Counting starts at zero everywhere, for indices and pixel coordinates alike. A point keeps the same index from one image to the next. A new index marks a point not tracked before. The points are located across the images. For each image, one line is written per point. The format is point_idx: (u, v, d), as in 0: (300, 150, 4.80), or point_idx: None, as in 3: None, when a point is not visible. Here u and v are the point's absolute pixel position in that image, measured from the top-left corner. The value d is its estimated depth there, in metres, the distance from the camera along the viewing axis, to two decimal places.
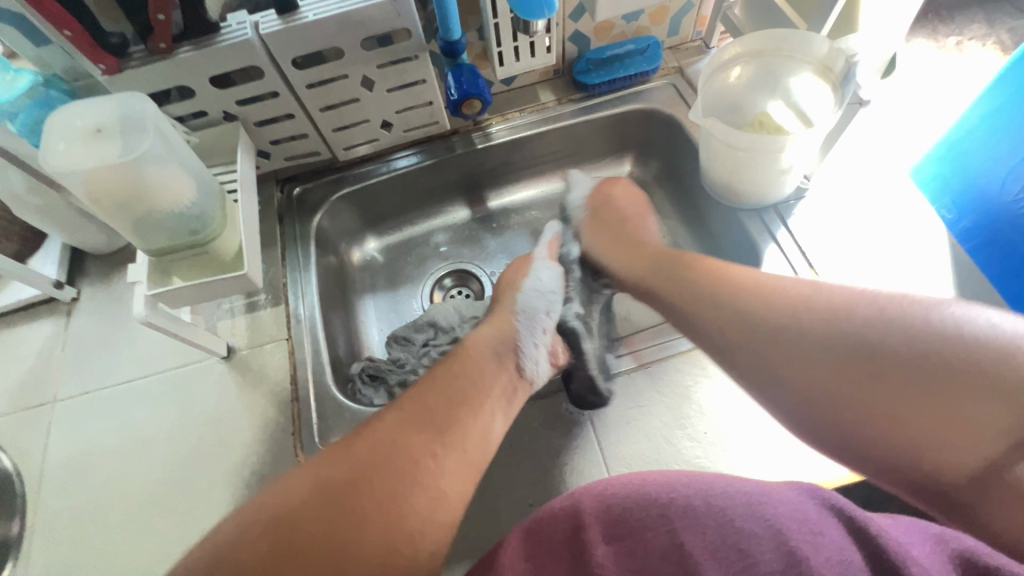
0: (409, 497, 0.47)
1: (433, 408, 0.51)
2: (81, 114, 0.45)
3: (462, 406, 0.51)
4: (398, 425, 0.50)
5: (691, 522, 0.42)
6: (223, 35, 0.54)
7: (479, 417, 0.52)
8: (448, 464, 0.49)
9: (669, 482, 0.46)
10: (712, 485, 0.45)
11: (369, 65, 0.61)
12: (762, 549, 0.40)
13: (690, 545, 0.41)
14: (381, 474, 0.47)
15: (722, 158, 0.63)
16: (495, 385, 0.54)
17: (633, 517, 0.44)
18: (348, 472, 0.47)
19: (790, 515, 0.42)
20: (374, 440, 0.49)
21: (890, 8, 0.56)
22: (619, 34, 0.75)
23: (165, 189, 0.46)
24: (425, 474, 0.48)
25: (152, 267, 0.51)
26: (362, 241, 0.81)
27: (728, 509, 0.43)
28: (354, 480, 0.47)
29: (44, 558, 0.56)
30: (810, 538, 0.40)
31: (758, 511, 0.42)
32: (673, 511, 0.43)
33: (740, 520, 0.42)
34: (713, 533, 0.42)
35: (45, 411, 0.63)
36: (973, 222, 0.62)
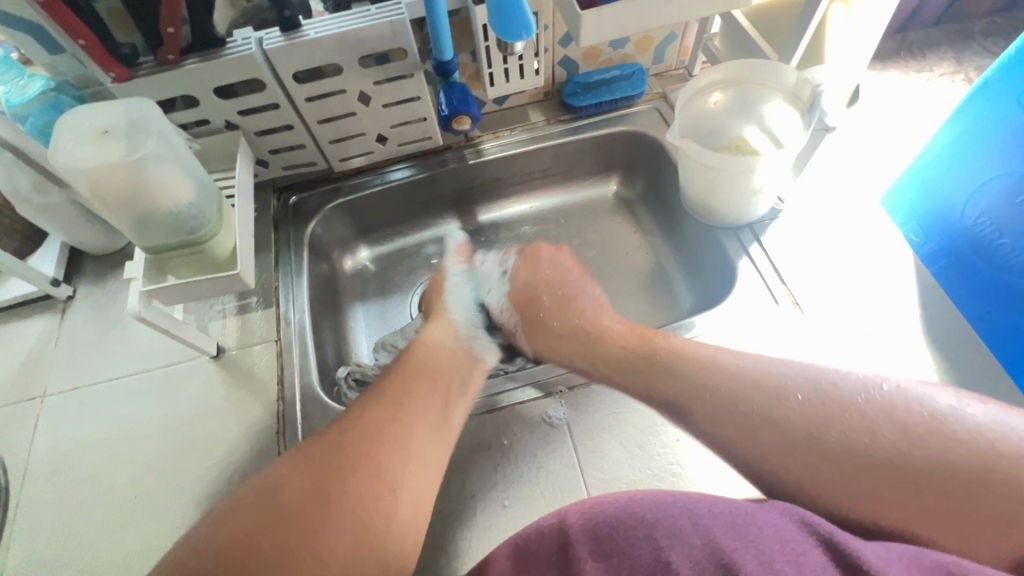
0: (387, 458, 0.48)
1: (400, 390, 0.54)
2: (89, 116, 0.48)
3: (427, 381, 0.56)
4: (367, 410, 0.51)
5: (678, 541, 0.39)
6: (228, 49, 0.57)
7: (441, 399, 0.55)
8: (416, 430, 0.50)
9: (656, 503, 0.43)
10: (699, 506, 0.42)
11: (366, 81, 0.64)
12: (746, 561, 0.36)
13: (676, 563, 0.38)
14: (355, 449, 0.47)
15: (699, 178, 0.66)
16: (452, 370, 0.59)
17: (621, 534, 0.41)
18: (323, 454, 0.47)
19: (774, 536, 0.38)
20: (347, 423, 0.50)
21: (852, 42, 0.61)
22: (606, 61, 0.80)
23: (167, 190, 0.48)
24: (396, 440, 0.49)
25: (148, 264, 0.54)
26: (354, 250, 0.83)
27: (713, 527, 0.39)
28: (333, 449, 0.47)
29: (23, 550, 0.57)
30: (793, 559, 0.36)
31: (745, 532, 0.39)
32: (659, 531, 0.40)
33: (725, 539, 0.38)
34: (701, 552, 0.38)
35: (34, 406, 0.64)
36: (937, 245, 0.65)
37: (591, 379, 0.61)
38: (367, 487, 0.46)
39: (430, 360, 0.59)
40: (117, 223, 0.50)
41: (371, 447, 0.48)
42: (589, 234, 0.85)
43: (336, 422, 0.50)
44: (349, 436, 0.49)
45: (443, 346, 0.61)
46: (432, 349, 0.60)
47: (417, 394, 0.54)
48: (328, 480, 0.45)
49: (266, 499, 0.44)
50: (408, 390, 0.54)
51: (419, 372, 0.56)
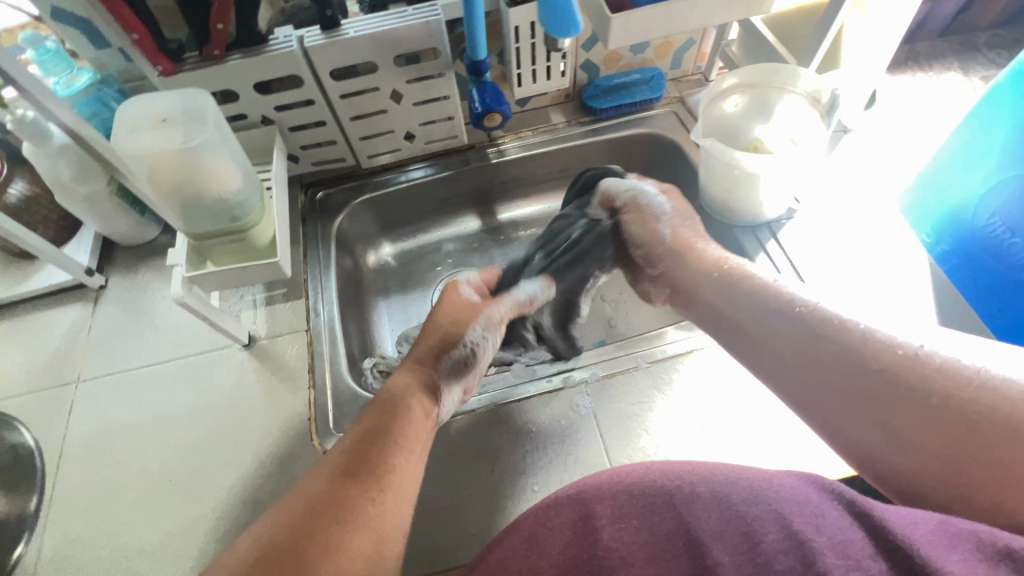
0: (352, 540, 0.42)
1: (364, 458, 0.47)
2: (146, 104, 0.49)
3: (391, 444, 0.49)
4: (330, 479, 0.46)
5: (695, 507, 0.42)
6: (271, 46, 0.59)
7: (408, 461, 0.49)
8: (390, 506, 0.46)
9: (671, 469, 0.45)
10: (717, 473, 0.44)
11: (399, 80, 0.67)
12: (767, 531, 0.39)
13: (696, 528, 0.40)
14: (321, 524, 0.42)
15: (720, 178, 0.69)
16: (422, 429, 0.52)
17: (643, 501, 0.43)
18: (287, 530, 0.42)
19: (791, 498, 0.41)
20: (309, 497, 0.44)
21: (869, 48, 0.64)
22: (626, 65, 0.82)
23: (218, 178, 0.50)
24: (370, 518, 0.44)
25: (190, 250, 0.55)
26: (377, 245, 0.85)
27: (732, 493, 0.42)
28: (302, 520, 0.42)
29: (60, 530, 0.58)
30: (811, 519, 0.38)
31: (762, 496, 0.41)
32: (677, 497, 0.43)
33: (743, 504, 0.41)
34: (718, 519, 0.41)
35: (68, 391, 0.65)
36: (949, 245, 0.67)
37: (616, 371, 0.63)
38: (340, 553, 0.41)
39: (406, 425, 0.51)
40: (166, 209, 0.52)
41: (345, 521, 0.43)
42: None
43: (297, 492, 0.45)
44: (324, 502, 0.44)
45: (415, 390, 0.54)
46: (404, 391, 0.53)
47: (395, 457, 0.48)
48: (295, 555, 0.40)
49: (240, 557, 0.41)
50: (385, 456, 0.48)
51: (396, 429, 0.50)
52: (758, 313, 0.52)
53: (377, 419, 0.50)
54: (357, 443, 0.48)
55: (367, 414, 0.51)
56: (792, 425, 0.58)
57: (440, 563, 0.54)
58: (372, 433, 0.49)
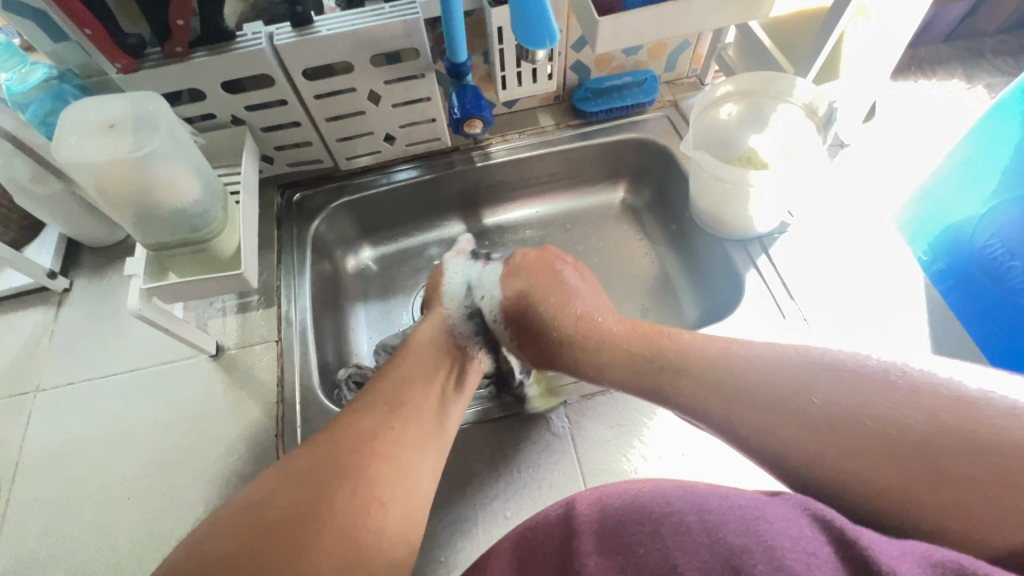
0: (372, 465, 0.45)
1: (386, 393, 0.52)
2: (94, 109, 0.47)
3: (411, 383, 0.53)
4: (355, 413, 0.49)
5: (684, 541, 0.36)
6: (238, 44, 0.56)
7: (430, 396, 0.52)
8: (405, 436, 0.48)
9: (664, 496, 0.40)
10: (708, 500, 0.39)
11: (376, 80, 0.63)
12: (756, 564, 0.33)
13: (682, 567, 0.35)
14: (345, 453, 0.46)
15: (711, 190, 0.66)
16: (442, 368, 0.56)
17: (627, 531, 0.38)
18: (310, 461, 0.45)
19: (787, 531, 0.35)
20: (333, 428, 0.48)
21: (870, 59, 0.63)
22: (619, 66, 0.79)
23: (174, 187, 0.48)
24: (384, 446, 0.47)
25: (149, 261, 0.52)
26: (357, 249, 0.82)
27: (723, 525, 0.36)
28: (319, 460, 0.45)
29: (13, 547, 0.56)
30: (805, 557, 0.33)
31: (754, 528, 0.36)
32: (665, 528, 0.37)
33: (733, 536, 0.36)
34: (708, 553, 0.35)
35: (27, 399, 0.63)
36: (946, 264, 0.64)
37: (596, 393, 0.60)
38: (359, 486, 0.44)
39: (426, 363, 0.56)
40: (120, 219, 0.49)
41: (362, 461, 0.45)
42: (595, 242, 0.84)
43: (325, 428, 0.49)
44: (340, 446, 0.46)
45: (436, 342, 0.59)
46: (429, 341, 0.59)
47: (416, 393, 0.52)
48: (311, 503, 0.42)
49: (239, 517, 0.42)
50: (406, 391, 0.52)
51: (415, 378, 0.54)
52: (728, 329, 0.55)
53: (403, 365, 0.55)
54: (382, 391, 0.52)
55: (395, 362, 0.56)
56: None
57: None
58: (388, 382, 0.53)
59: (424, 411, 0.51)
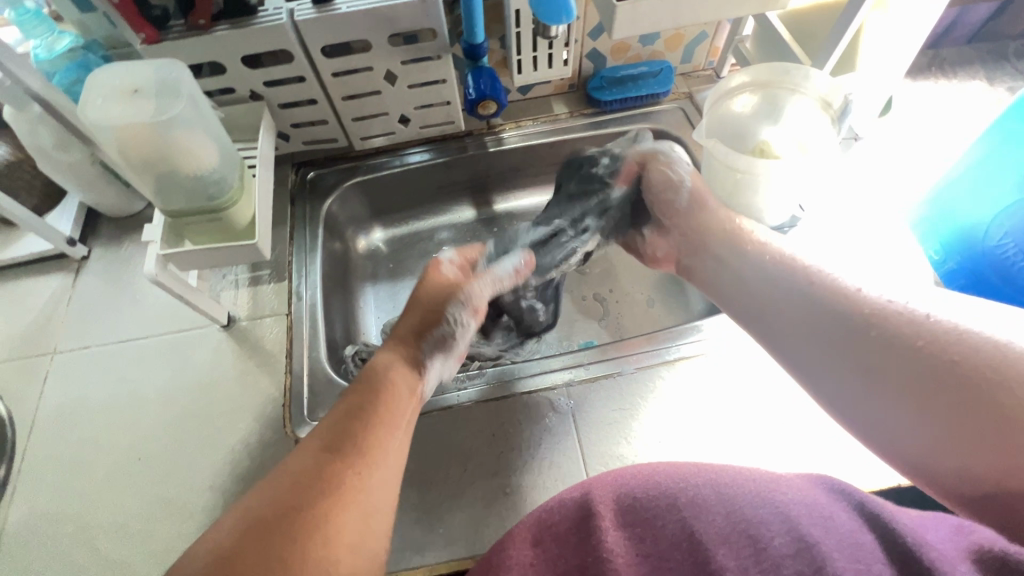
0: (341, 524, 0.41)
1: (350, 433, 0.46)
2: (119, 74, 0.48)
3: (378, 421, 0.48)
4: (313, 457, 0.45)
5: (702, 511, 0.37)
6: (259, 18, 0.57)
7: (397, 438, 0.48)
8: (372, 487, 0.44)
9: (678, 472, 0.40)
10: (723, 475, 0.40)
11: (393, 60, 0.64)
12: (772, 534, 0.34)
13: (701, 532, 0.36)
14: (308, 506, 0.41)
15: (722, 180, 0.66)
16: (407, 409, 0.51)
17: (646, 505, 0.38)
18: (276, 505, 0.41)
19: (800, 501, 0.37)
20: (292, 475, 0.43)
21: (889, 51, 0.62)
22: (634, 56, 0.79)
23: (193, 153, 0.49)
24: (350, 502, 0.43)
25: (166, 228, 0.54)
26: (368, 230, 0.83)
27: (738, 497, 0.37)
28: (284, 500, 0.41)
29: (27, 501, 0.57)
30: (821, 522, 0.35)
31: (770, 499, 0.37)
32: (683, 501, 0.38)
33: (750, 508, 0.36)
34: (724, 523, 0.36)
35: (43, 362, 0.65)
36: (956, 264, 0.64)
37: (600, 375, 0.61)
38: (323, 554, 0.39)
39: (394, 392, 0.51)
40: (141, 184, 0.51)
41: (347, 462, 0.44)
42: None
43: (280, 469, 0.44)
44: (305, 473, 0.43)
45: (400, 366, 0.53)
46: (389, 366, 0.53)
47: (382, 431, 0.48)
48: (282, 527, 0.40)
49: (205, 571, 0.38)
50: (366, 429, 0.47)
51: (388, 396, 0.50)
52: (763, 290, 0.55)
53: (363, 399, 0.49)
54: (342, 413, 0.48)
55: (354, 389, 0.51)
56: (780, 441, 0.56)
57: (401, 562, 0.52)
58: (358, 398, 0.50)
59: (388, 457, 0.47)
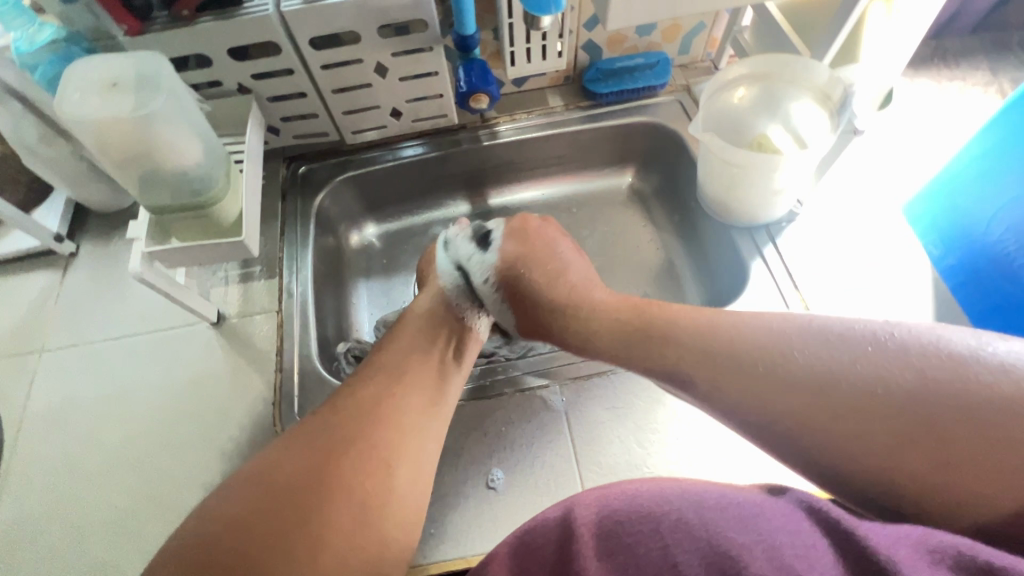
0: (382, 432, 0.48)
1: (389, 361, 0.54)
2: (98, 67, 0.47)
3: (416, 354, 0.55)
4: (358, 381, 0.52)
5: (685, 537, 0.35)
6: (245, 10, 0.56)
7: (434, 362, 0.55)
8: (410, 402, 0.50)
9: (662, 494, 0.39)
10: (706, 498, 0.38)
11: (383, 52, 0.62)
12: (755, 559, 0.32)
13: (683, 565, 0.33)
14: (353, 420, 0.48)
15: (719, 174, 0.65)
16: (446, 334, 0.58)
17: (627, 530, 0.36)
18: (323, 424, 0.47)
19: (784, 529, 0.35)
20: (342, 399, 0.50)
21: (889, 43, 0.60)
22: (631, 48, 0.77)
23: (176, 148, 0.48)
24: (389, 411, 0.49)
25: (151, 225, 0.53)
26: (361, 225, 0.82)
27: (721, 521, 0.35)
28: (334, 418, 0.48)
29: (15, 500, 0.57)
30: (803, 552, 0.33)
31: (754, 524, 0.35)
32: (665, 527, 0.35)
33: (733, 533, 0.34)
34: (707, 549, 0.34)
35: (31, 360, 0.64)
36: (956, 259, 0.63)
37: (593, 374, 0.60)
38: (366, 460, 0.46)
39: (426, 329, 0.58)
40: (125, 180, 0.50)
41: (387, 386, 0.51)
42: (600, 226, 0.83)
43: (334, 395, 0.50)
44: (355, 397, 0.50)
45: (433, 311, 0.60)
46: (424, 312, 0.61)
47: (423, 362, 0.54)
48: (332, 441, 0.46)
49: (252, 486, 0.43)
50: (404, 358, 0.54)
51: (422, 334, 0.57)
52: None
53: (403, 333, 0.58)
54: (387, 355, 0.55)
55: (393, 331, 0.59)
56: None
57: None
58: (362, 399, 0.49)
59: (427, 378, 0.53)
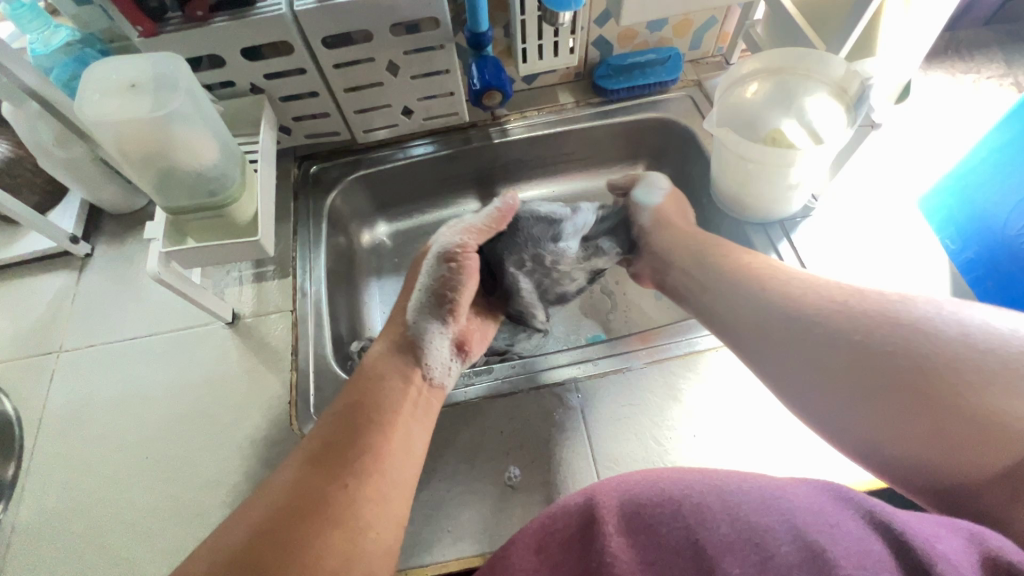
0: (330, 531, 0.43)
1: (338, 440, 0.49)
2: (118, 69, 0.48)
3: (372, 426, 0.50)
4: (306, 467, 0.47)
5: (706, 519, 0.36)
6: (258, 9, 0.56)
7: (389, 438, 0.50)
8: (359, 493, 0.46)
9: (683, 479, 0.39)
10: (727, 482, 0.38)
11: (396, 51, 0.62)
12: (779, 542, 0.33)
13: (705, 542, 0.35)
14: (295, 516, 0.43)
15: (733, 170, 0.65)
16: (406, 399, 0.54)
17: (648, 512, 0.37)
18: (261, 522, 0.43)
19: (807, 509, 0.35)
20: (283, 493, 0.45)
21: (907, 37, 0.59)
22: (642, 43, 0.77)
23: (192, 148, 0.49)
24: (338, 506, 0.45)
25: (168, 225, 0.53)
26: (372, 224, 0.82)
27: (743, 504, 0.36)
28: (272, 514, 0.43)
29: (36, 500, 0.58)
30: (826, 529, 0.33)
31: (776, 506, 0.36)
32: (686, 509, 0.37)
33: (756, 516, 0.35)
34: (729, 531, 0.35)
35: (49, 361, 0.64)
36: (975, 253, 0.62)
37: (609, 370, 0.60)
38: (309, 563, 0.41)
39: (382, 390, 0.54)
40: (142, 181, 0.50)
41: (336, 473, 0.47)
42: None
43: (270, 489, 0.46)
44: (301, 486, 0.45)
45: (389, 371, 0.56)
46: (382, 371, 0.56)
47: (376, 436, 0.50)
48: (270, 543, 0.41)
49: None
50: (358, 436, 0.50)
51: (377, 399, 0.53)
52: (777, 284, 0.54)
53: (358, 398, 0.53)
54: (333, 430, 0.50)
55: (346, 393, 0.54)
56: (794, 434, 0.55)
57: (408, 560, 0.52)
58: (304, 493, 0.45)
59: (383, 458, 0.49)
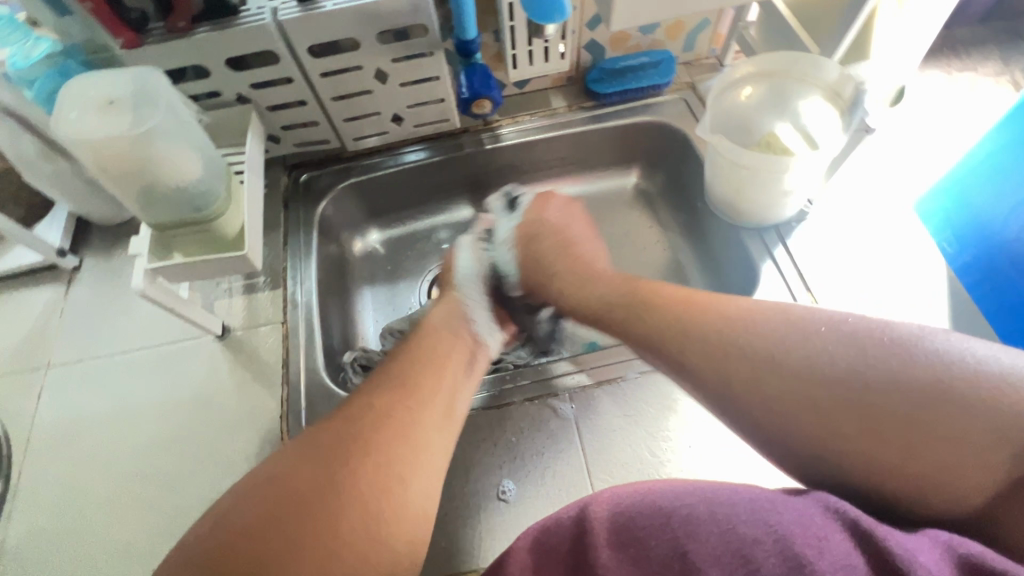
0: (372, 483, 0.42)
1: (383, 395, 0.47)
2: (95, 85, 0.47)
3: (415, 386, 0.49)
4: (346, 423, 0.45)
5: (695, 530, 0.35)
6: (242, 19, 0.55)
7: (435, 396, 0.49)
8: (407, 448, 0.45)
9: (675, 488, 0.38)
10: (717, 491, 0.37)
11: (383, 58, 0.61)
12: (765, 554, 0.32)
13: (693, 553, 0.34)
14: (341, 466, 0.42)
15: (727, 175, 0.64)
16: (449, 361, 0.53)
17: (638, 523, 0.36)
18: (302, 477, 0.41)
19: (797, 521, 0.34)
20: (327, 443, 0.43)
21: (903, 37, 0.60)
22: (634, 46, 0.76)
23: (174, 163, 0.48)
24: (386, 457, 0.43)
25: (152, 240, 0.52)
26: (364, 232, 0.81)
27: (732, 515, 0.35)
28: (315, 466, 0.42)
29: (25, 518, 0.57)
30: (814, 544, 0.32)
31: (766, 517, 0.34)
32: (676, 519, 0.35)
33: (744, 526, 0.34)
34: (718, 543, 0.34)
35: (37, 376, 0.64)
36: (972, 256, 0.61)
37: (604, 380, 0.59)
38: (353, 519, 0.40)
39: (427, 351, 0.53)
40: (124, 198, 0.50)
41: (379, 426, 0.45)
42: (606, 228, 0.82)
43: (317, 437, 0.44)
44: (347, 436, 0.44)
45: (438, 337, 0.55)
46: (428, 338, 0.55)
47: (423, 395, 0.48)
48: (311, 496, 0.40)
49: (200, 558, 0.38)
50: (399, 393, 0.48)
51: (421, 360, 0.51)
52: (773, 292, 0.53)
53: (407, 358, 0.52)
54: (383, 386, 0.48)
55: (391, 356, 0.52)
56: None
57: None
58: (352, 439, 0.44)
59: (432, 416, 0.47)
